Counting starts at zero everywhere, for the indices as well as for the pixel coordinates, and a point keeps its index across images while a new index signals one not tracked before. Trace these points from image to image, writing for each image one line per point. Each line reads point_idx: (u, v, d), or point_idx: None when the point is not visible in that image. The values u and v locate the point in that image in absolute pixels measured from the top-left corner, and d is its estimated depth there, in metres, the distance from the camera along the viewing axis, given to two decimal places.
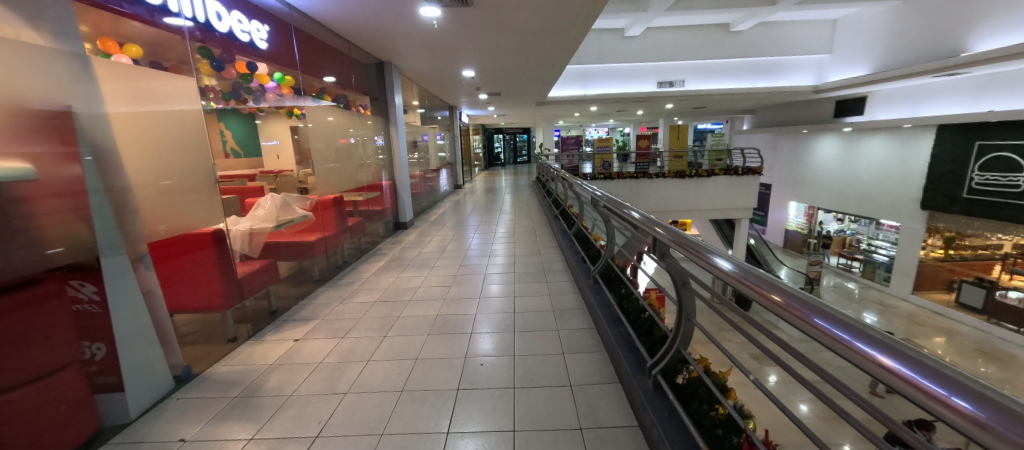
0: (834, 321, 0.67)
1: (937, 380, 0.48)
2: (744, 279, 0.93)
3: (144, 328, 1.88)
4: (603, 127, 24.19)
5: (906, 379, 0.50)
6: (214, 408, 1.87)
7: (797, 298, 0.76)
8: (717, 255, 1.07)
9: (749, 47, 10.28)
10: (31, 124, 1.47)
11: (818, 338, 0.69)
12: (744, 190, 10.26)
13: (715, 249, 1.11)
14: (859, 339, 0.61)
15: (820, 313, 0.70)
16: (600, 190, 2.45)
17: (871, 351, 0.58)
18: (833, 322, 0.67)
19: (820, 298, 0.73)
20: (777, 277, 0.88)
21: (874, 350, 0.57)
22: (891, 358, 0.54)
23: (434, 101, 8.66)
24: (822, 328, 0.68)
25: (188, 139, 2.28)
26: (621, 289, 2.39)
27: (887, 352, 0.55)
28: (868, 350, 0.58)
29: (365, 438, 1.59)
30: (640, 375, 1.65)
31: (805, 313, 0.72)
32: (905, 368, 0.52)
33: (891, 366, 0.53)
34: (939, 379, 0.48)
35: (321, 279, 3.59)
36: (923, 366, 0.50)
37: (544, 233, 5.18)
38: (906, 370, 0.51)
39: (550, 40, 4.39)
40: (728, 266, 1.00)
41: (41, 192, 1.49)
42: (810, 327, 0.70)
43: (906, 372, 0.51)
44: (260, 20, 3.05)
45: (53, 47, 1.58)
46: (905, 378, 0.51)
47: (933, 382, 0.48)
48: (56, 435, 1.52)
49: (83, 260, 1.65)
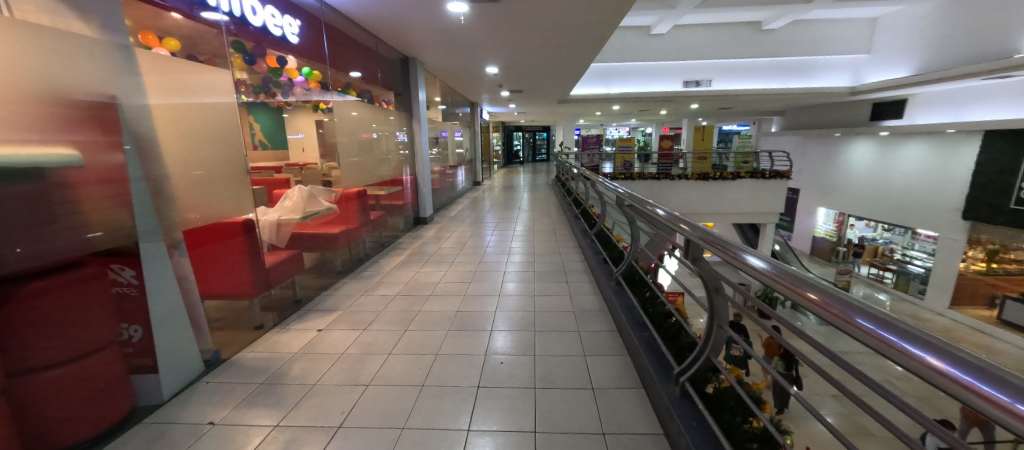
0: (876, 321, 0.61)
1: (997, 384, 0.41)
2: (780, 279, 0.87)
3: (177, 311, 1.94)
4: (626, 126, 23.76)
5: (962, 383, 0.44)
6: (240, 393, 1.91)
7: (838, 298, 0.70)
8: (749, 253, 1.03)
9: (781, 47, 9.91)
10: (76, 115, 1.53)
11: (861, 339, 0.63)
12: (770, 194, 9.93)
13: (747, 248, 1.05)
14: (905, 339, 0.55)
15: (861, 313, 0.65)
16: (624, 188, 2.39)
17: (917, 351, 0.52)
18: (876, 321, 0.61)
19: (861, 297, 0.67)
20: (812, 275, 0.83)
21: (921, 351, 0.51)
22: (940, 359, 0.48)
23: (457, 98, 8.71)
24: (867, 328, 0.61)
25: (222, 131, 2.33)
26: (645, 292, 2.34)
27: (940, 353, 0.49)
28: (917, 351, 0.52)
29: (385, 431, 1.59)
30: (667, 381, 1.61)
31: (846, 313, 0.67)
32: (961, 372, 0.45)
33: (941, 369, 0.47)
34: (996, 381, 0.41)
35: (342, 270, 3.63)
36: (979, 368, 0.44)
37: (563, 232, 5.12)
38: (958, 372, 0.45)
39: (577, 37, 4.30)
40: (762, 265, 0.95)
41: (87, 179, 1.56)
42: (852, 327, 0.65)
43: (958, 375, 0.45)
44: (292, 15, 3.11)
45: (99, 38, 1.64)
46: (962, 382, 0.44)
47: (993, 386, 0.41)
48: (95, 412, 1.60)
49: (122, 245, 1.72)
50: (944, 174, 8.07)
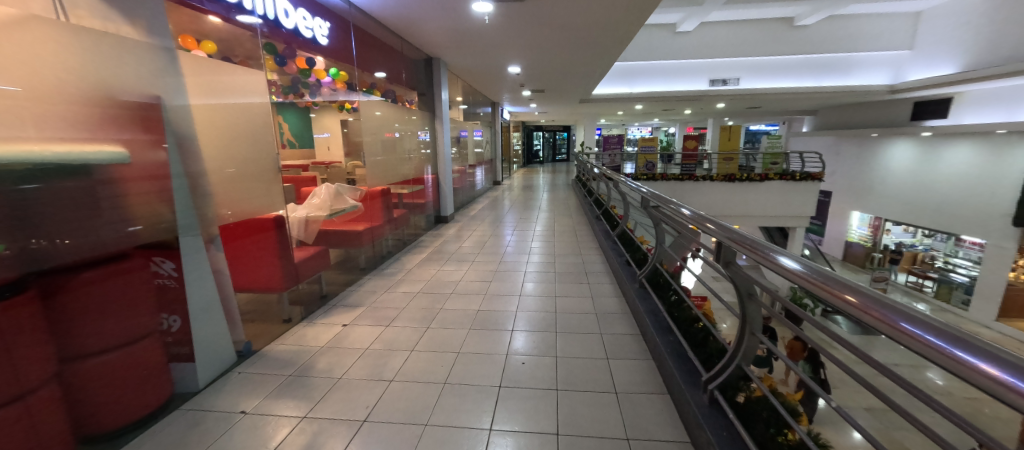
0: (923, 325, 0.57)
1: None
2: (816, 282, 0.83)
3: (213, 303, 2.03)
4: (648, 125, 23.35)
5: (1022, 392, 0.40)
6: (270, 384, 1.98)
7: (881, 302, 0.66)
8: (782, 254, 0.98)
9: (814, 43, 9.52)
10: (123, 115, 1.61)
11: (905, 344, 0.59)
12: (800, 197, 9.56)
13: (780, 249, 1.01)
14: (956, 345, 0.51)
15: (906, 317, 0.61)
16: (648, 189, 2.34)
17: (971, 358, 0.48)
18: (923, 326, 0.57)
19: (906, 300, 0.62)
20: (853, 278, 0.78)
21: (975, 358, 0.47)
22: (997, 368, 0.44)
23: (478, 97, 8.76)
24: (911, 333, 0.58)
25: (255, 130, 2.42)
26: (670, 295, 2.28)
27: (996, 360, 0.45)
28: (970, 359, 0.48)
29: (410, 427, 1.62)
30: (695, 388, 1.57)
31: (889, 316, 0.63)
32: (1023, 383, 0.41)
33: (999, 378, 0.43)
34: None
35: (366, 267, 3.72)
36: None
37: (584, 233, 5.07)
38: (1017, 381, 0.42)
39: (603, 35, 4.23)
40: (797, 267, 0.91)
41: (133, 175, 1.65)
42: (897, 332, 0.60)
43: (1017, 383, 0.41)
44: (322, 17, 3.18)
45: (146, 41, 1.73)
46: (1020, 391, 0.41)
47: None
48: (138, 397, 1.68)
49: (164, 239, 1.81)
50: (993, 178, 7.57)
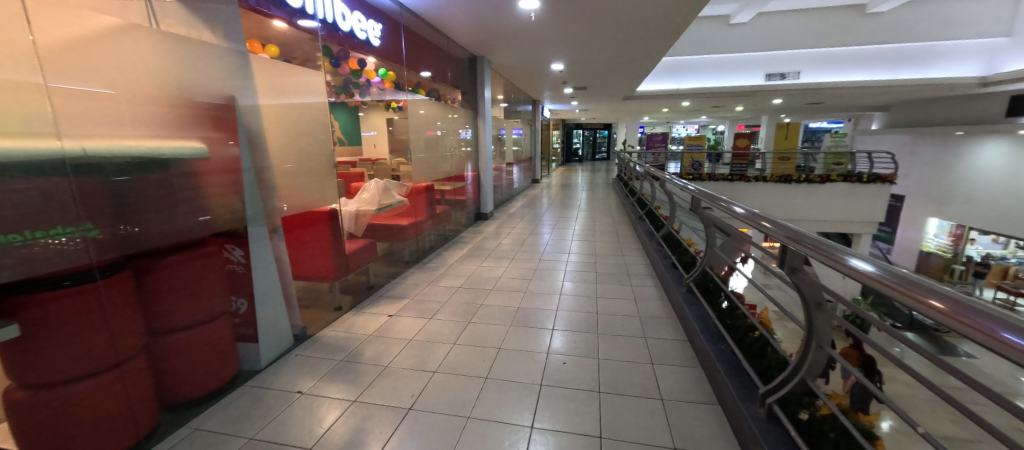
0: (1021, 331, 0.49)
1: None
2: (892, 285, 0.75)
3: (274, 288, 2.18)
4: (695, 123, 22.30)
5: None
6: (323, 368, 2.10)
7: (968, 306, 0.58)
8: (850, 255, 0.90)
9: (889, 32, 8.63)
10: (202, 113, 1.77)
11: (1000, 354, 0.51)
12: (866, 200, 8.73)
13: (850, 250, 0.92)
14: None
15: (1000, 322, 0.53)
16: (697, 188, 2.23)
17: None
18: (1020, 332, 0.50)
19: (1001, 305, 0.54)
20: (939, 282, 0.69)
21: None
22: None
23: (519, 95, 8.78)
24: (1005, 340, 0.51)
25: (314, 128, 2.56)
26: (721, 301, 2.16)
27: None
28: None
29: (452, 418, 1.65)
30: (751, 401, 1.48)
31: (982, 323, 0.55)
32: None
33: None
34: None
35: (410, 261, 3.85)
36: None
37: (626, 233, 4.94)
38: None
39: (653, 29, 4.07)
40: (870, 269, 0.82)
41: (210, 169, 1.81)
42: (988, 339, 0.53)
43: None
44: (375, 19, 3.33)
45: (223, 45, 1.87)
46: None
47: None
48: (210, 371, 1.84)
49: (234, 228, 1.97)
50: None
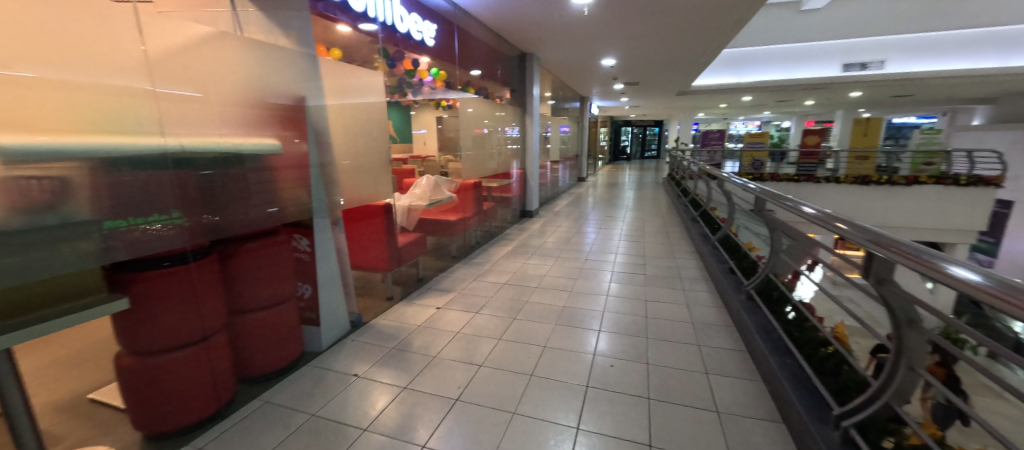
0: None
1: None
2: (1005, 297, 0.64)
3: (335, 276, 2.34)
4: (756, 119, 20.70)
5: None
6: (376, 354, 2.21)
7: None
8: (951, 263, 0.78)
9: (1001, 12, 7.43)
10: (276, 113, 1.94)
11: None
12: (964, 206, 7.62)
13: (951, 257, 0.80)
14: None
15: None
16: (761, 188, 2.07)
17: None
18: None
19: None
20: None
21: None
22: None
23: (567, 92, 8.67)
24: None
25: (373, 126, 2.70)
26: (786, 312, 1.99)
27: None
28: None
29: (497, 412, 1.67)
30: (823, 423, 1.34)
31: None
32: None
33: None
34: None
35: (456, 255, 3.96)
36: None
37: (677, 235, 4.70)
38: None
39: (716, 19, 3.82)
40: (974, 278, 0.71)
41: (283, 164, 1.98)
42: None
43: None
44: (431, 20, 3.44)
45: (296, 49, 2.03)
46: None
47: None
48: (280, 349, 2.01)
49: (301, 219, 2.13)
50: None
